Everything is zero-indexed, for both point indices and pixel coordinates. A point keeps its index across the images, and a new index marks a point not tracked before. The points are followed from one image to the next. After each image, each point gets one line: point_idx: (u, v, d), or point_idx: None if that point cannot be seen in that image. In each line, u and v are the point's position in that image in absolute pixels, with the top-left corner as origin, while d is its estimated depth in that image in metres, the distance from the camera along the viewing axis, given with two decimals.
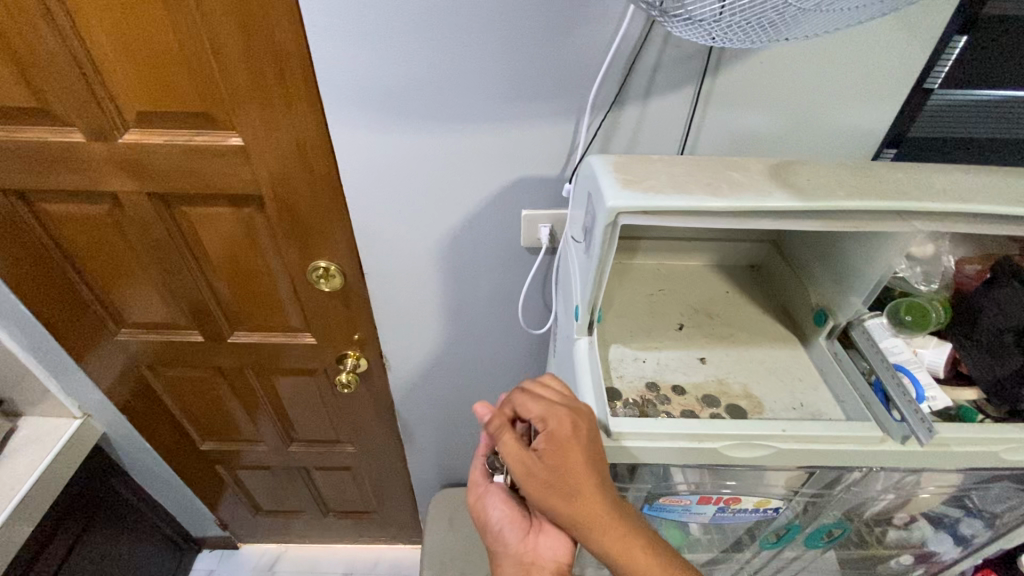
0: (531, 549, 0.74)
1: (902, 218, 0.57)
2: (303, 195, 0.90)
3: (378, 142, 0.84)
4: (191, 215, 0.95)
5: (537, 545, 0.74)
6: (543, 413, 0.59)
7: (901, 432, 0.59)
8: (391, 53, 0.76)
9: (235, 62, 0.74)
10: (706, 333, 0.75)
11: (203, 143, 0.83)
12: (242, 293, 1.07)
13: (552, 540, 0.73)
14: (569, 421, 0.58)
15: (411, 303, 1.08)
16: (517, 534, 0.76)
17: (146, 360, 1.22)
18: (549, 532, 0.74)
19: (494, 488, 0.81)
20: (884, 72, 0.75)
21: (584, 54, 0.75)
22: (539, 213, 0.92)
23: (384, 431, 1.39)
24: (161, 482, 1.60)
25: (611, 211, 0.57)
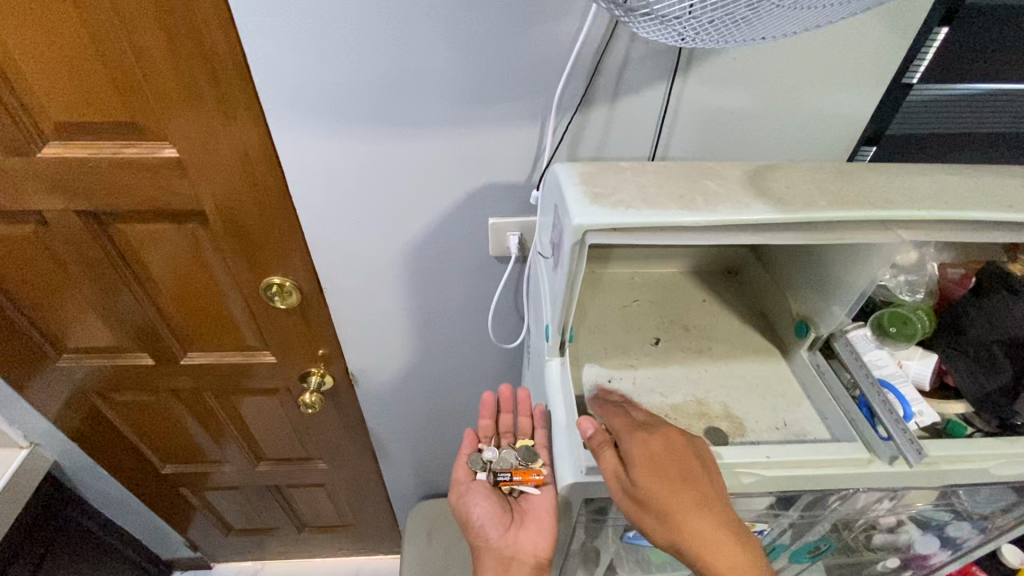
0: (511, 546, 0.72)
1: (885, 227, 0.54)
2: (250, 209, 0.82)
3: (329, 150, 0.78)
4: (128, 232, 0.87)
5: (516, 542, 0.72)
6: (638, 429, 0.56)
7: (889, 452, 0.56)
8: (336, 55, 0.69)
9: (161, 66, 0.67)
10: (683, 348, 0.71)
11: (132, 155, 0.75)
12: (192, 313, 0.99)
13: (532, 537, 0.71)
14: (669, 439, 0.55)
15: (377, 317, 1.02)
16: (499, 531, 0.74)
17: (93, 386, 1.14)
18: (528, 527, 0.72)
19: (477, 485, 0.77)
20: (861, 67, 0.71)
21: (547, 53, 0.70)
22: (507, 221, 0.87)
23: (357, 447, 1.33)
24: (123, 508, 1.52)
25: (578, 229, 0.52)
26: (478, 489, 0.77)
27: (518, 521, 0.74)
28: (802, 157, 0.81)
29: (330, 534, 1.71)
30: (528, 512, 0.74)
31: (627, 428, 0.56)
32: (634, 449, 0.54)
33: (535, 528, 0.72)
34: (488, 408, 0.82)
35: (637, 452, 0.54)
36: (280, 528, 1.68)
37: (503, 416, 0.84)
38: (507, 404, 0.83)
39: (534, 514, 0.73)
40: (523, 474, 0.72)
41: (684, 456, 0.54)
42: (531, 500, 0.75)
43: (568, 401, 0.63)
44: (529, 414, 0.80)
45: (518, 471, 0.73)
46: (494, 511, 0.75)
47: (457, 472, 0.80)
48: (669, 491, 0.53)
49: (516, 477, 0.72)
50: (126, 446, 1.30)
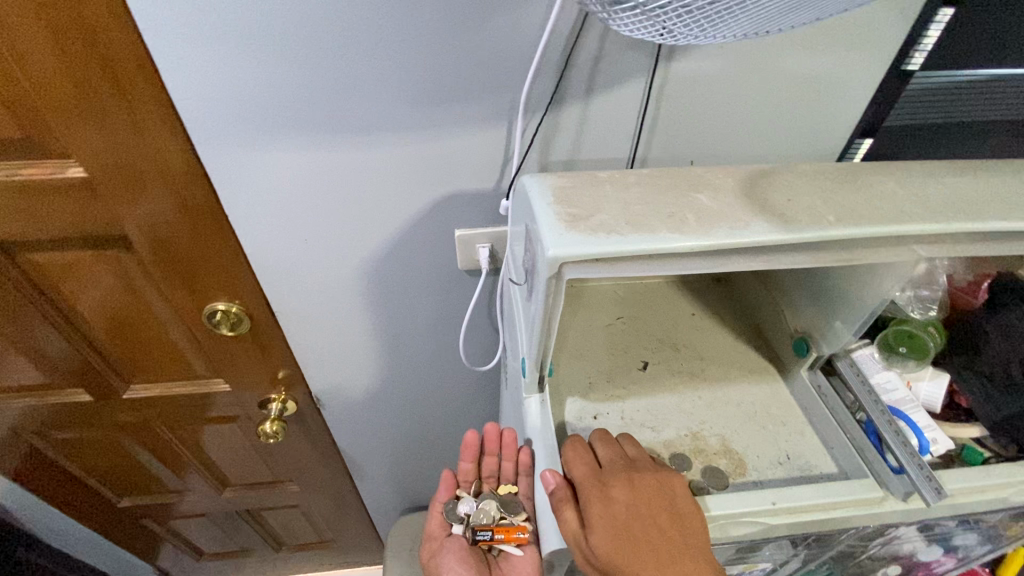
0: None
1: (899, 243, 0.48)
2: (182, 231, 0.72)
3: (267, 162, 0.68)
4: (41, 263, 0.75)
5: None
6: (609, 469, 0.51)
7: (903, 488, 0.51)
8: (264, 54, 0.59)
9: (48, 70, 0.55)
10: (674, 372, 0.64)
11: (29, 176, 0.64)
12: (129, 344, 0.89)
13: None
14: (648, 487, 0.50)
15: (340, 338, 0.93)
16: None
17: (28, 426, 1.03)
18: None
19: (451, 545, 0.72)
20: (857, 51, 0.65)
21: (509, 46, 0.61)
22: (475, 232, 0.78)
23: (330, 469, 1.25)
24: (81, 543, 1.41)
25: (553, 262, 0.44)
26: (453, 550, 0.71)
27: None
28: (794, 151, 0.75)
29: (310, 553, 1.63)
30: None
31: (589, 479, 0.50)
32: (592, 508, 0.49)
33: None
34: (469, 450, 0.75)
35: (593, 510, 0.48)
36: (255, 550, 1.59)
37: (486, 459, 0.77)
38: (492, 445, 0.76)
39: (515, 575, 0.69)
40: (505, 533, 0.65)
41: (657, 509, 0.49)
42: (512, 562, 0.70)
43: (551, 445, 0.56)
44: (513, 459, 0.74)
45: (500, 529, 0.66)
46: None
47: (432, 526, 0.78)
48: (631, 553, 0.47)
49: (498, 535, 0.65)
50: (75, 484, 1.19)
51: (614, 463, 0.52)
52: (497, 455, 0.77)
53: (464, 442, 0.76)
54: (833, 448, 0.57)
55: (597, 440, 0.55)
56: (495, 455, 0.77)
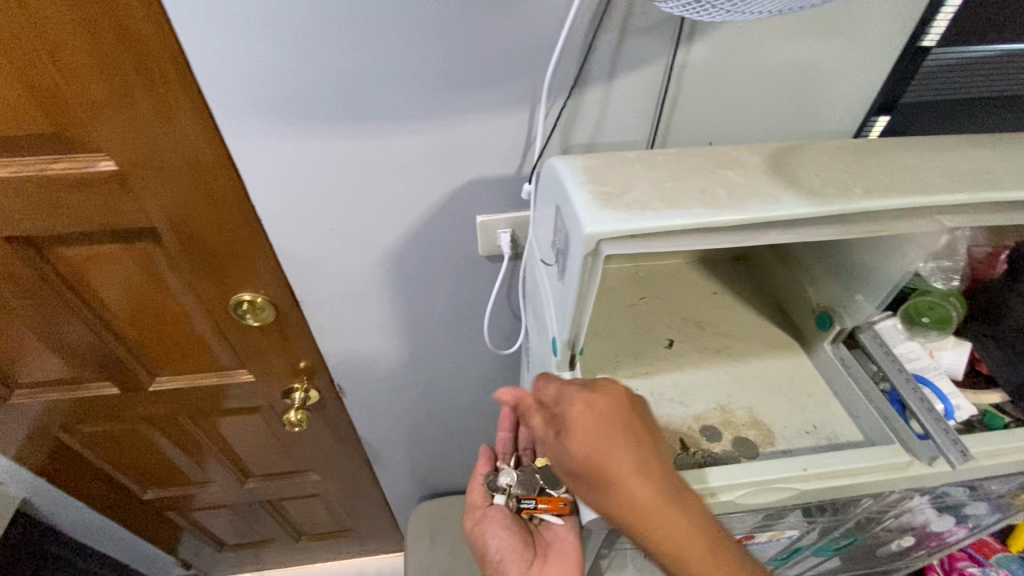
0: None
1: (924, 214, 0.49)
2: (210, 223, 0.73)
3: (293, 151, 0.69)
4: (70, 257, 0.76)
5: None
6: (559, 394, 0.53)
7: (929, 453, 0.53)
8: (292, 44, 0.60)
9: (82, 65, 0.56)
10: (699, 348, 0.66)
11: (62, 171, 0.65)
12: (155, 336, 0.90)
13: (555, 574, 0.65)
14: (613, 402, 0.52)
15: (362, 326, 0.95)
16: (517, 567, 0.69)
17: (56, 421, 1.04)
18: (552, 565, 0.66)
19: (494, 513, 0.74)
20: (873, 29, 0.66)
21: (532, 29, 0.62)
22: (496, 218, 0.80)
23: (350, 457, 1.27)
24: (105, 536, 1.43)
25: (590, 239, 0.45)
26: (495, 518, 0.73)
27: (541, 556, 0.68)
28: (811, 129, 0.76)
29: (329, 542, 1.65)
30: (551, 547, 0.68)
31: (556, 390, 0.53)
32: (573, 408, 0.51)
33: (559, 563, 0.65)
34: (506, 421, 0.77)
35: (575, 411, 0.50)
36: (275, 540, 1.61)
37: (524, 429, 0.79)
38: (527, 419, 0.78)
39: (558, 547, 0.67)
40: (549, 503, 0.66)
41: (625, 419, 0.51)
42: (554, 531, 0.69)
43: None
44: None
45: (544, 499, 0.67)
46: (512, 544, 0.71)
47: (474, 497, 0.77)
48: (609, 447, 0.49)
49: (541, 504, 0.67)
50: (101, 476, 1.21)
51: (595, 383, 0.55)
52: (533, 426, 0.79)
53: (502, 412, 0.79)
54: (858, 417, 0.58)
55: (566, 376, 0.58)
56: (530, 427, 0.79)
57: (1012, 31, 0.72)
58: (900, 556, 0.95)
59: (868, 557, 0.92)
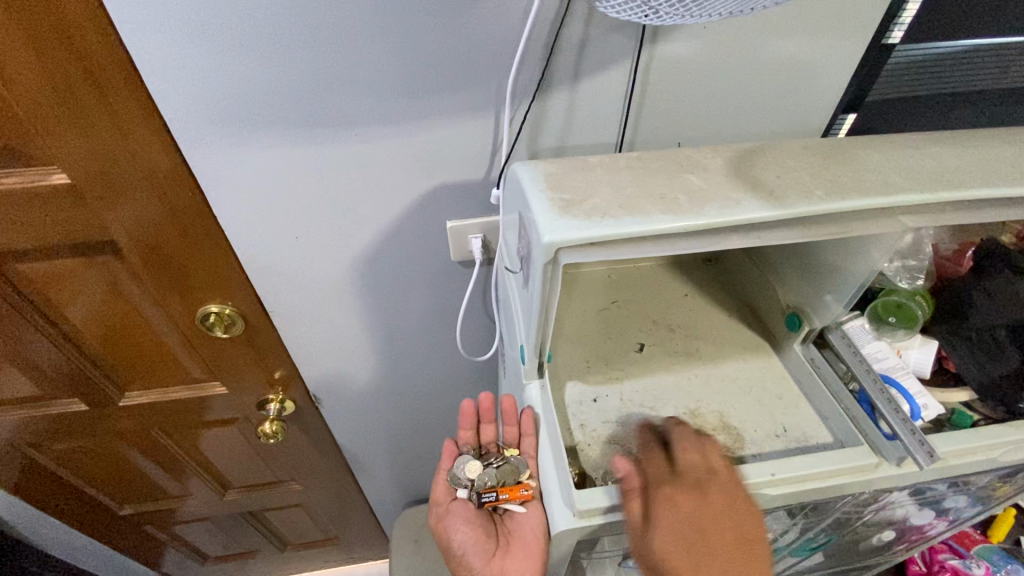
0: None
1: (885, 214, 0.49)
2: (171, 234, 0.71)
3: (253, 160, 0.67)
4: (30, 274, 0.74)
5: (501, 572, 0.65)
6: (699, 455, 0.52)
7: (897, 454, 0.53)
8: (247, 51, 0.58)
9: (26, 77, 0.54)
10: (670, 352, 0.65)
11: (12, 186, 0.62)
12: (123, 351, 0.88)
13: (519, 565, 0.65)
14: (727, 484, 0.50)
15: (336, 335, 0.93)
16: (482, 559, 0.67)
17: (24, 440, 1.02)
18: (515, 554, 0.65)
19: (455, 508, 0.71)
20: (837, 27, 0.65)
21: (494, 32, 0.61)
22: (467, 223, 0.79)
23: (331, 466, 1.25)
24: (83, 553, 1.40)
25: (548, 248, 0.44)
26: (457, 512, 0.70)
27: (504, 545, 0.67)
28: (780, 129, 0.75)
29: (315, 551, 1.63)
30: (514, 536, 0.67)
31: (659, 478, 0.51)
32: (658, 509, 0.49)
33: (523, 555, 0.65)
34: (467, 418, 0.77)
35: (660, 513, 0.49)
36: (260, 551, 1.59)
37: (485, 427, 0.79)
38: (488, 413, 0.78)
39: (520, 538, 0.66)
40: (511, 492, 0.66)
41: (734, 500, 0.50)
42: (518, 521, 0.67)
43: (553, 428, 0.57)
44: (514, 424, 0.72)
45: (505, 488, 0.67)
46: (476, 536, 0.68)
47: (438, 491, 0.75)
48: (697, 560, 0.48)
49: (502, 495, 0.66)
50: (75, 494, 1.19)
51: (690, 470, 0.51)
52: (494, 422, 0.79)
53: (461, 410, 0.78)
54: (828, 419, 0.59)
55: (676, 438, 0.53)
56: (492, 422, 0.79)
57: (970, 28, 0.73)
58: (880, 551, 0.95)
59: (850, 552, 0.92)
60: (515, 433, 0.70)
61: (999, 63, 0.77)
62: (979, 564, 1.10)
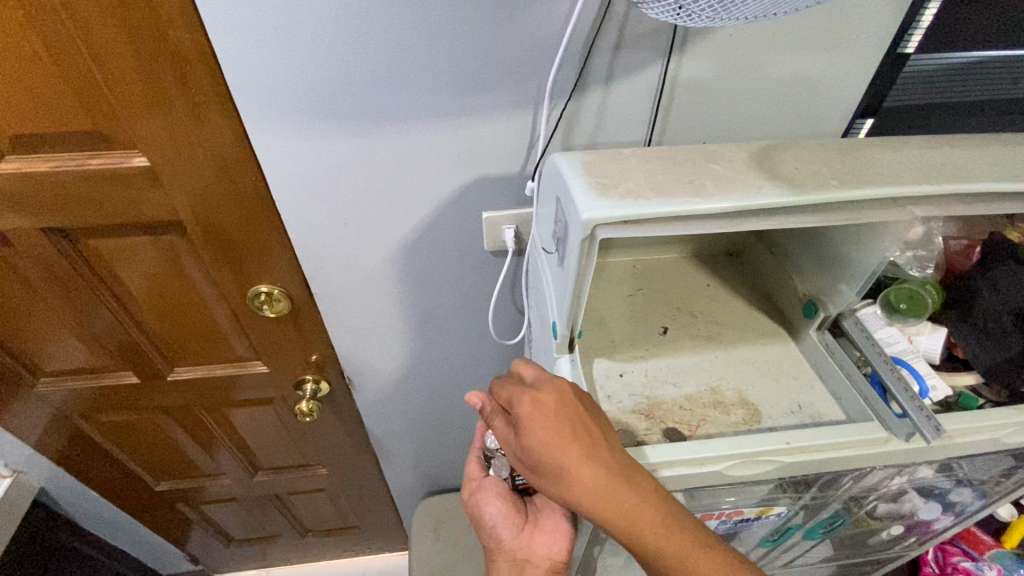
0: (525, 547, 0.69)
1: (897, 204, 0.54)
2: (232, 216, 0.78)
3: (311, 149, 0.74)
4: (102, 248, 0.81)
5: (530, 543, 0.69)
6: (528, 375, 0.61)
7: (906, 430, 0.57)
8: (315, 49, 0.65)
9: (123, 66, 0.61)
10: (692, 335, 0.69)
11: (98, 167, 0.70)
12: (176, 326, 0.95)
13: (547, 539, 0.69)
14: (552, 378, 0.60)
15: (372, 319, 0.99)
16: (512, 531, 0.71)
17: (76, 410, 1.09)
18: (544, 527, 0.70)
19: (489, 483, 0.74)
20: (856, 37, 0.70)
21: (536, 35, 0.67)
22: (501, 214, 0.84)
23: (357, 451, 1.30)
24: (116, 527, 1.46)
25: (587, 224, 0.49)
26: (491, 487, 0.74)
27: (533, 520, 0.71)
28: (799, 132, 0.80)
29: (334, 538, 1.68)
30: (543, 511, 0.72)
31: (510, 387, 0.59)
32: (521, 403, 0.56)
33: (551, 529, 0.69)
34: None
35: (524, 411, 0.55)
36: (281, 536, 1.64)
37: None
38: None
39: (549, 514, 0.70)
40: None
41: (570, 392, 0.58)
42: (546, 500, 0.73)
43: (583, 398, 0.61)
44: None
45: None
46: (507, 511, 0.72)
47: (470, 467, 0.78)
48: (557, 443, 0.54)
49: None
50: (116, 466, 1.25)
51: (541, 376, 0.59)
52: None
53: None
54: (841, 399, 0.62)
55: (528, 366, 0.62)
56: None
57: (979, 41, 0.78)
58: (889, 546, 0.98)
59: (860, 545, 0.95)
60: None
61: (1007, 74, 0.82)
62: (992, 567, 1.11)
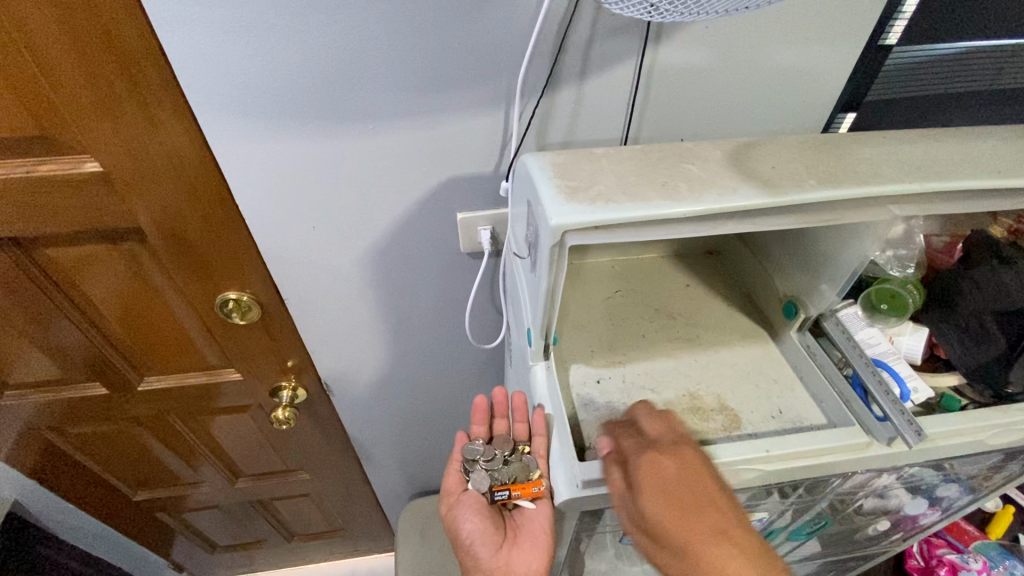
0: (503, 567, 0.68)
1: (877, 203, 0.52)
2: (194, 222, 0.74)
3: (273, 151, 0.70)
4: (59, 257, 0.77)
5: (508, 563, 0.68)
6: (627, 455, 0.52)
7: (887, 434, 0.55)
8: (272, 47, 0.62)
9: (64, 66, 0.57)
10: (671, 338, 0.68)
11: (46, 173, 0.66)
12: (143, 335, 0.91)
13: (525, 557, 0.67)
14: (635, 454, 0.52)
15: (348, 324, 0.96)
16: (489, 549, 0.69)
17: (44, 423, 1.05)
18: (522, 545, 0.68)
19: (466, 499, 0.72)
20: (835, 28, 0.68)
21: (505, 29, 0.64)
22: (476, 215, 0.82)
23: (339, 456, 1.28)
24: (96, 538, 1.43)
25: (555, 230, 0.47)
26: (468, 503, 0.71)
27: (511, 537, 0.70)
28: (778, 127, 0.78)
29: (321, 542, 1.66)
30: (522, 528, 0.70)
31: (638, 449, 0.52)
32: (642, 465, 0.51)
33: (529, 547, 0.68)
34: (480, 413, 0.77)
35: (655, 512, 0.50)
36: (267, 541, 1.61)
37: (498, 420, 0.77)
38: (501, 408, 0.76)
39: (528, 531, 0.69)
40: (523, 490, 0.66)
41: (693, 471, 0.51)
42: (527, 514, 0.70)
43: (558, 407, 0.60)
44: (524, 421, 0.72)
45: (517, 486, 0.67)
46: (485, 528, 0.70)
47: (450, 481, 0.76)
48: (676, 527, 0.49)
49: (515, 493, 0.66)
50: (91, 478, 1.22)
51: (662, 435, 0.54)
52: (508, 418, 0.78)
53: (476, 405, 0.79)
54: (822, 402, 0.61)
55: (642, 414, 0.56)
56: (505, 417, 0.77)
57: (961, 32, 0.76)
58: (877, 541, 0.97)
59: (847, 541, 0.95)
60: (528, 429, 0.71)
61: (990, 65, 0.80)
62: (976, 559, 1.12)
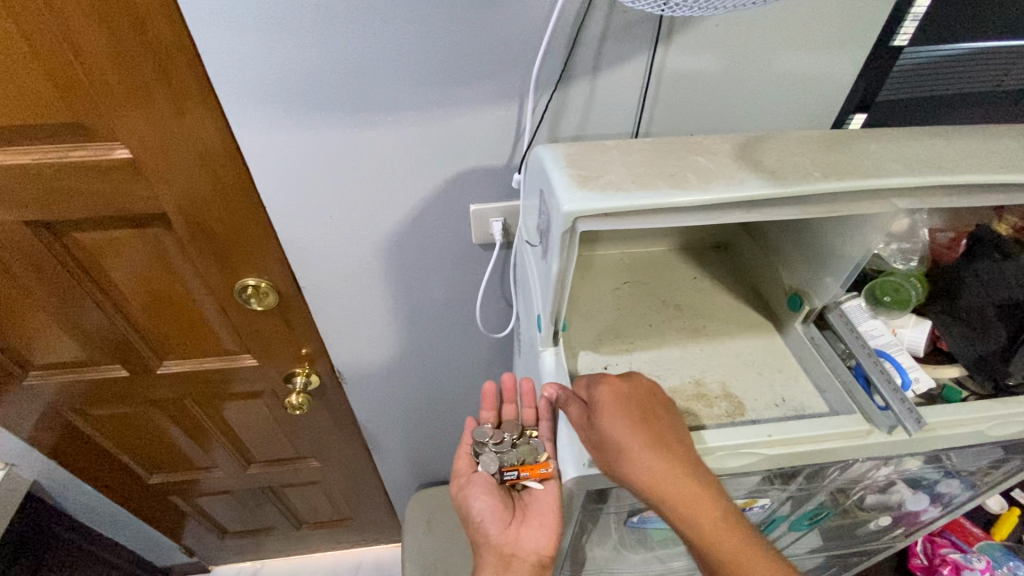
0: (512, 542, 0.71)
1: (881, 196, 0.53)
2: (217, 208, 0.77)
3: (295, 140, 0.73)
4: (87, 240, 0.80)
5: (517, 539, 0.70)
6: (588, 384, 0.58)
7: (887, 422, 0.57)
8: (295, 39, 0.64)
9: (100, 57, 0.60)
10: (677, 328, 0.69)
11: (79, 159, 0.69)
12: (164, 319, 0.94)
13: (533, 533, 0.70)
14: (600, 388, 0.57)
15: (362, 313, 0.98)
16: (499, 526, 0.72)
17: (67, 403, 1.08)
18: (531, 523, 0.71)
19: (477, 478, 0.74)
20: (845, 27, 0.70)
21: (519, 23, 0.66)
22: (488, 207, 0.84)
23: (349, 444, 1.30)
24: (111, 520, 1.47)
25: (567, 216, 0.49)
26: (478, 482, 0.73)
27: (520, 516, 0.72)
28: (786, 125, 0.80)
29: (329, 530, 1.68)
30: (531, 507, 0.72)
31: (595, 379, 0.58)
32: (600, 393, 0.56)
33: (538, 524, 0.70)
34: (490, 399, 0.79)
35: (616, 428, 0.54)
36: (276, 528, 1.64)
37: (506, 406, 0.81)
38: (509, 394, 0.80)
39: (535, 510, 0.71)
40: (530, 470, 0.68)
41: (649, 397, 0.57)
42: (535, 495, 0.72)
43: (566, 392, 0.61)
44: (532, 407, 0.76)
45: (525, 467, 0.69)
46: (494, 506, 0.72)
47: (459, 462, 0.78)
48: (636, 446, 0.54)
49: (524, 472, 0.68)
50: (108, 460, 1.25)
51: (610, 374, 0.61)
52: (515, 404, 0.82)
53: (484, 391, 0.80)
54: (825, 392, 0.62)
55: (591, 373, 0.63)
56: (512, 403, 0.81)
57: (971, 33, 0.77)
58: (878, 536, 0.98)
59: (849, 536, 0.96)
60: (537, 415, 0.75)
61: (1000, 65, 0.81)
62: (980, 559, 1.13)
